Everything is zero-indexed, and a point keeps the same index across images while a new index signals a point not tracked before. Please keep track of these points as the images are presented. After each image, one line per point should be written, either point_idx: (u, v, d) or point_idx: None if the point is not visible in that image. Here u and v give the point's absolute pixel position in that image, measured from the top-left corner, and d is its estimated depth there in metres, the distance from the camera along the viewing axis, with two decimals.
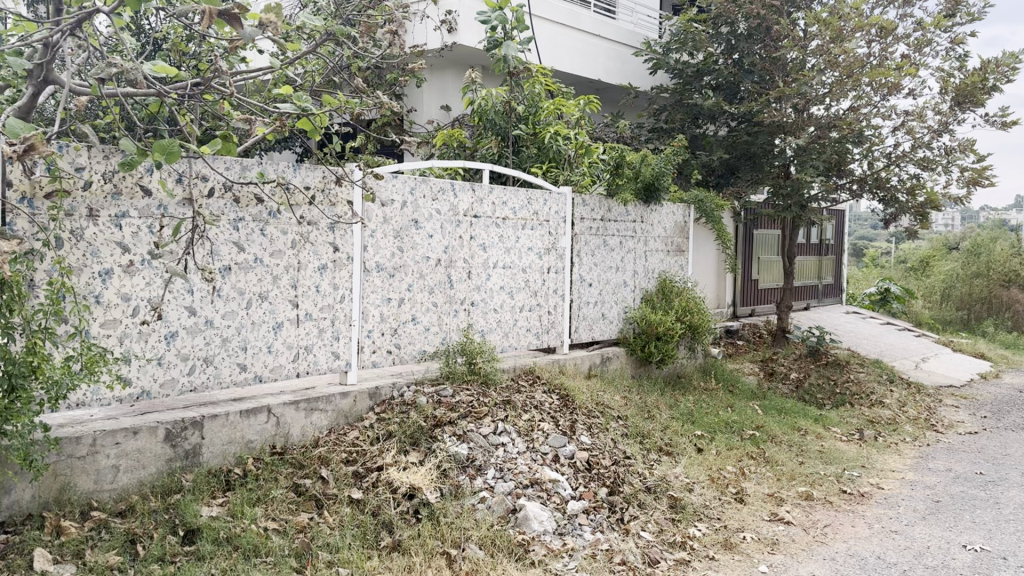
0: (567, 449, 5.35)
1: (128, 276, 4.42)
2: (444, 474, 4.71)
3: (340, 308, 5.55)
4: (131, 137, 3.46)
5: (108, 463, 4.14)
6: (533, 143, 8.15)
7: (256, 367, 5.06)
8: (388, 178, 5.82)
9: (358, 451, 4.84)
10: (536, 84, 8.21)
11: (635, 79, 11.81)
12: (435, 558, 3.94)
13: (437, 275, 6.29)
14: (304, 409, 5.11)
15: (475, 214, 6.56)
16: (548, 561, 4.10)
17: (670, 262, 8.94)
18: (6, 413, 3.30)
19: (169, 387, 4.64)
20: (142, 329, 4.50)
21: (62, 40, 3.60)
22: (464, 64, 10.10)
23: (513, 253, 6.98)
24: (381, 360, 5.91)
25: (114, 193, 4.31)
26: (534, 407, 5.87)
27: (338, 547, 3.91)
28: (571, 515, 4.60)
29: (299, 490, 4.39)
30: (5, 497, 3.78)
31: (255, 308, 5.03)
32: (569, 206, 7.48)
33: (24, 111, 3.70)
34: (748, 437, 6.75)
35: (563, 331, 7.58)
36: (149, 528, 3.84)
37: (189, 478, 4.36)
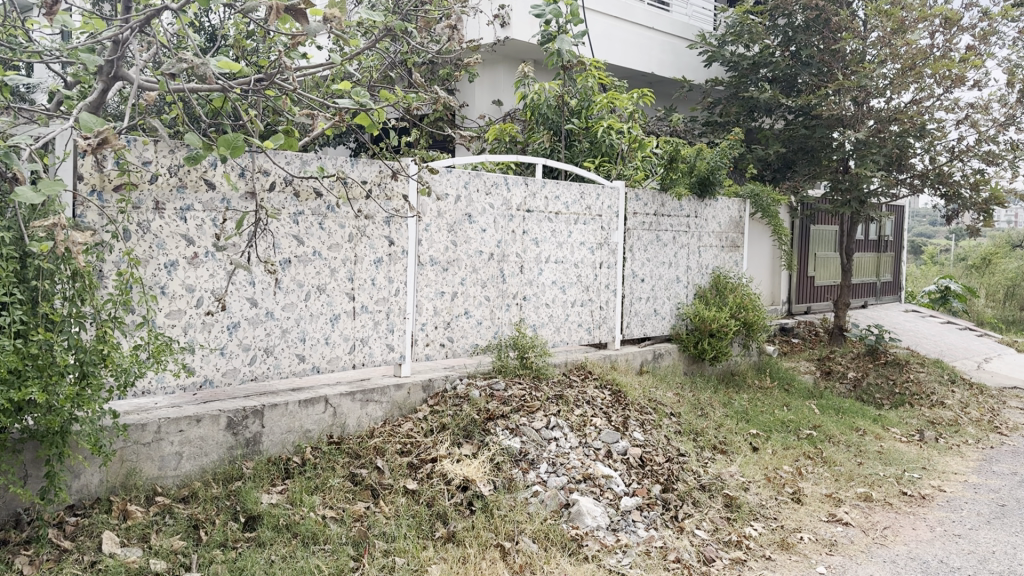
0: (620, 445, 5.33)
1: (193, 268, 4.53)
2: (497, 467, 4.72)
3: (395, 301, 5.60)
4: (197, 131, 3.54)
5: (171, 449, 4.25)
6: (585, 137, 8.10)
7: (314, 358, 5.14)
8: (443, 172, 5.85)
9: (412, 442, 4.88)
10: (589, 79, 8.07)
11: (689, 72, 11.66)
12: (489, 550, 3.96)
13: (490, 269, 6.31)
14: (359, 400, 5.17)
15: (528, 208, 6.56)
16: (602, 556, 4.09)
17: (725, 258, 8.83)
18: (78, 400, 3.38)
19: (231, 376, 4.74)
20: (206, 319, 4.61)
21: (132, 37, 3.69)
22: (516, 58, 10.09)
23: (566, 248, 6.96)
24: (434, 353, 5.95)
25: (179, 187, 4.42)
26: (587, 402, 5.86)
27: (394, 536, 3.95)
28: (625, 511, 4.58)
29: (356, 480, 4.46)
30: (75, 481, 3.91)
31: (314, 300, 5.11)
32: (622, 200, 7.42)
33: (95, 107, 3.81)
34: (805, 437, 6.63)
35: (615, 326, 7.54)
36: (211, 514, 3.94)
37: (249, 466, 4.45)
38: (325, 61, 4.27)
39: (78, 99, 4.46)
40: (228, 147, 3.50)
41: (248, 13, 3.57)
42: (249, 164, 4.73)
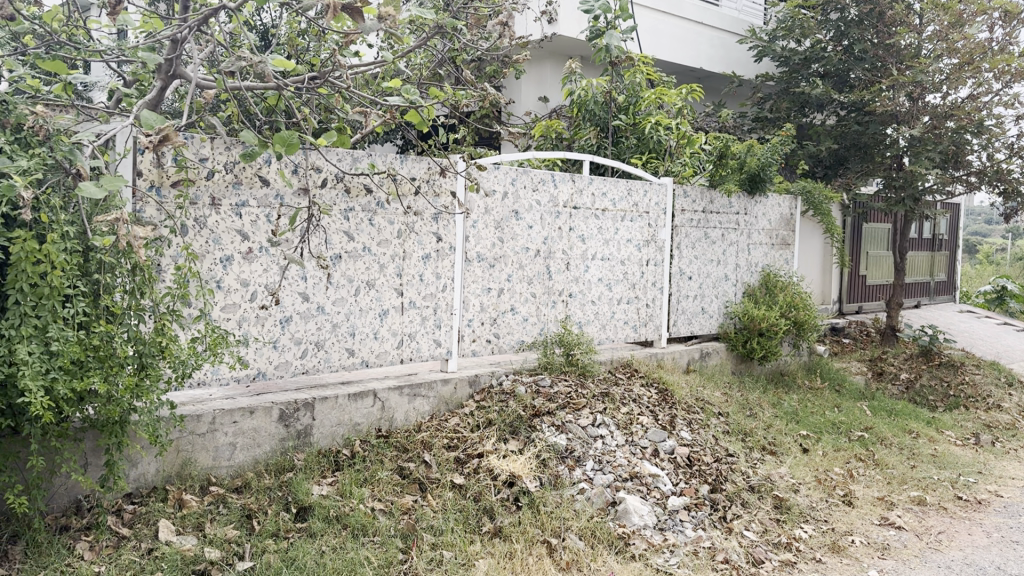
0: (667, 444, 5.30)
1: (248, 263, 4.61)
2: (543, 464, 4.72)
3: (442, 297, 5.64)
4: (253, 129, 3.61)
5: (225, 440, 4.34)
6: (633, 133, 8.02)
7: (363, 352, 5.20)
8: (491, 168, 5.87)
9: (458, 437, 4.91)
10: (636, 74, 7.99)
11: (739, 67, 11.51)
12: (536, 546, 3.97)
13: (537, 266, 6.31)
14: (407, 394, 5.22)
15: (575, 205, 6.54)
16: (649, 555, 4.07)
17: (775, 256, 8.71)
18: (138, 391, 3.47)
19: (283, 369, 4.82)
20: (259, 313, 4.69)
21: (189, 36, 3.76)
22: (564, 54, 10.07)
23: (613, 245, 6.92)
24: (480, 349, 5.97)
25: (235, 183, 4.51)
26: (634, 399, 5.83)
27: (442, 530, 3.98)
28: (672, 511, 4.55)
29: (404, 473, 4.50)
30: (132, 469, 4.01)
31: (363, 295, 5.17)
32: (670, 197, 7.36)
33: (154, 103, 3.89)
34: (856, 438, 6.51)
35: (661, 324, 7.48)
36: (264, 505, 4.01)
37: (300, 457, 4.53)
38: (377, 59, 4.32)
39: (136, 97, 4.56)
40: (283, 144, 3.56)
41: (305, 11, 3.62)
42: (302, 161, 4.80)
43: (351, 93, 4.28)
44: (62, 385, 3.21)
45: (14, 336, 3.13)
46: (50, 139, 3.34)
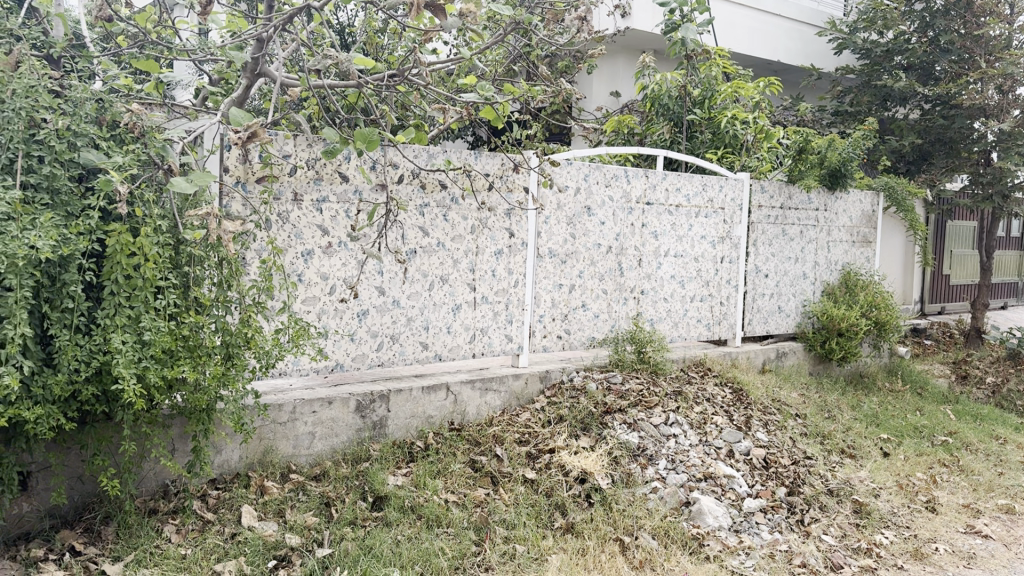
0: (742, 444, 5.22)
1: (327, 257, 4.72)
2: (615, 461, 4.70)
3: (514, 292, 5.66)
4: (333, 126, 3.70)
5: (305, 429, 4.46)
6: (708, 127, 7.86)
7: (436, 346, 5.27)
8: (564, 164, 5.85)
9: (530, 432, 4.93)
10: (712, 67, 7.82)
11: (818, 60, 11.25)
12: (609, 543, 3.96)
13: (608, 262, 6.26)
14: (479, 388, 5.26)
15: (648, 200, 6.47)
16: (724, 557, 4.01)
17: (855, 254, 8.47)
18: (224, 379, 3.60)
19: (360, 361, 4.93)
20: (338, 306, 4.80)
21: (274, 36, 3.85)
22: (637, 49, 10.01)
23: (687, 242, 6.83)
24: (551, 345, 5.96)
25: (316, 179, 4.61)
26: (708, 399, 5.77)
27: (514, 524, 4.01)
28: (748, 513, 4.48)
29: (476, 467, 4.54)
30: (217, 455, 4.16)
31: (437, 290, 5.24)
32: (746, 192, 7.22)
33: (240, 101, 3.99)
34: (940, 443, 6.29)
35: (736, 323, 7.36)
36: (341, 493, 4.10)
37: (376, 448, 4.61)
38: (454, 56, 4.39)
39: (222, 95, 4.70)
40: (364, 141, 3.66)
41: (386, 10, 3.70)
42: (380, 157, 4.88)
43: (428, 91, 4.35)
44: (153, 373, 3.33)
45: (109, 325, 3.26)
46: (144, 136, 3.47)
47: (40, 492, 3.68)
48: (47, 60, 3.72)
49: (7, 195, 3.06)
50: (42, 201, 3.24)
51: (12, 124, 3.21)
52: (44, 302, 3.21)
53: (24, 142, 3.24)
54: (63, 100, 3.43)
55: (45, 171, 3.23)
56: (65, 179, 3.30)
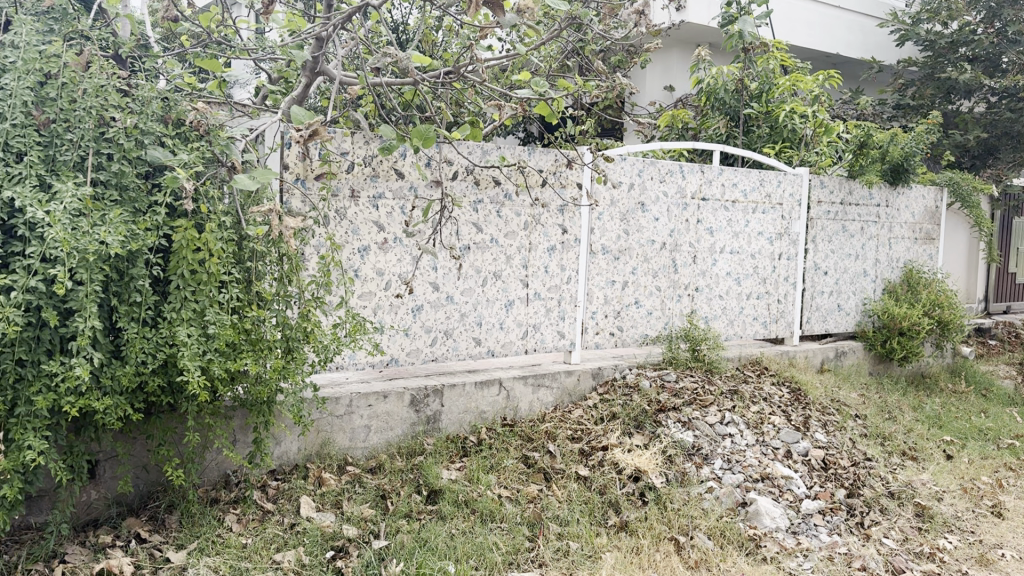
0: (800, 445, 5.14)
1: (383, 253, 4.77)
2: (670, 459, 4.66)
3: (567, 289, 5.65)
4: (390, 124, 3.80)
5: (361, 422, 4.52)
6: (765, 121, 7.68)
7: (489, 342, 5.29)
8: (618, 159, 5.81)
9: (583, 429, 4.92)
10: (770, 60, 7.64)
11: (879, 52, 11.01)
12: (664, 542, 3.93)
13: (663, 259, 6.21)
14: (532, 384, 5.26)
15: (704, 196, 6.40)
16: (781, 559, 3.95)
17: (918, 251, 8.25)
18: (284, 372, 3.67)
19: (414, 356, 4.98)
20: (394, 301, 4.85)
21: (333, 34, 3.91)
22: (692, 42, 9.91)
23: (743, 238, 6.74)
24: (604, 342, 5.92)
25: (372, 176, 4.67)
26: (764, 398, 5.69)
27: (568, 521, 4.01)
28: (806, 514, 4.42)
29: (529, 463, 4.55)
30: (276, 447, 4.25)
31: (490, 286, 5.26)
32: (805, 188, 7.09)
33: (299, 100, 4.05)
34: (1006, 446, 6.10)
35: (793, 321, 7.24)
36: (396, 486, 4.15)
37: (430, 442, 4.65)
38: (509, 53, 4.41)
39: (281, 93, 4.77)
40: (421, 138, 3.73)
41: (443, 7, 3.72)
42: (435, 154, 4.91)
43: (483, 87, 4.37)
44: (217, 366, 3.41)
45: (175, 319, 3.35)
46: (208, 135, 3.55)
47: (108, 480, 3.80)
48: (114, 59, 3.79)
49: (79, 192, 3.15)
50: (112, 197, 3.33)
51: (83, 123, 3.30)
52: (112, 296, 3.31)
53: (94, 140, 3.33)
54: (131, 99, 3.52)
55: (114, 168, 3.33)
56: (133, 176, 3.40)
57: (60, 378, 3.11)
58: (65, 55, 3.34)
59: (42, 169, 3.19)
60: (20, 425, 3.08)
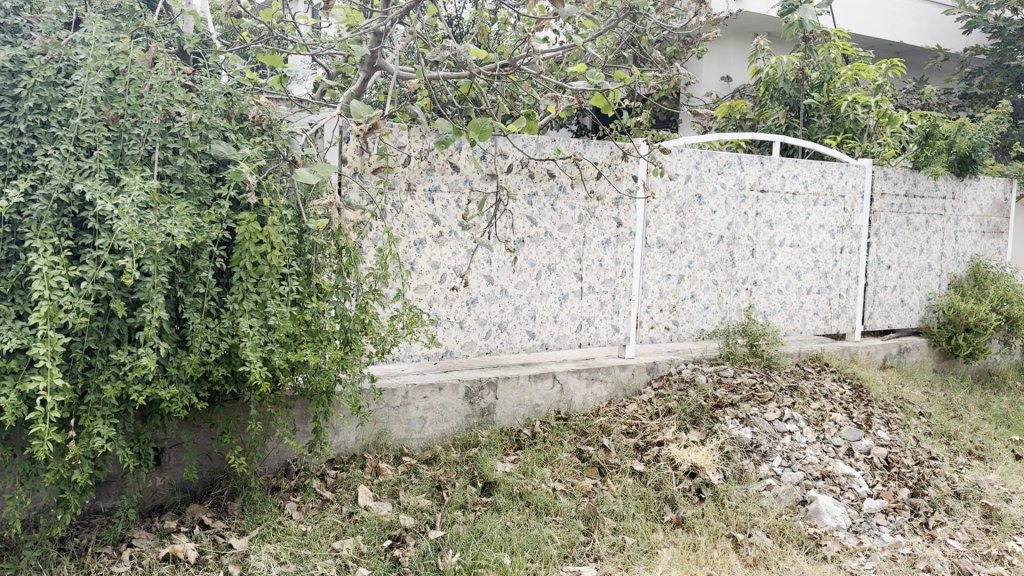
0: (862, 443, 5.03)
1: (439, 246, 4.81)
2: (727, 456, 4.61)
3: (622, 282, 5.61)
4: (447, 118, 3.82)
5: (416, 414, 4.56)
6: (826, 112, 7.51)
7: (543, 335, 5.29)
8: (675, 151, 5.74)
9: (638, 424, 4.88)
10: (831, 49, 7.46)
11: (945, 40, 10.68)
12: (721, 539, 3.89)
13: (720, 252, 6.12)
14: (586, 378, 5.23)
15: (763, 188, 6.28)
16: (843, 558, 3.87)
17: (985, 244, 8.00)
18: (343, 363, 3.72)
19: (469, 348, 5.01)
20: (449, 294, 4.89)
21: (390, 28, 3.94)
22: (750, 32, 9.76)
23: (803, 231, 6.61)
24: (659, 337, 5.86)
25: (428, 169, 4.70)
26: (825, 395, 5.58)
27: (623, 516, 3.99)
28: (868, 514, 4.32)
29: (583, 457, 4.54)
30: (335, 437, 4.31)
31: (544, 279, 5.26)
32: (868, 179, 6.92)
33: (357, 94, 4.11)
34: None
35: (855, 316, 7.07)
36: (452, 477, 4.18)
37: (484, 435, 4.67)
38: (565, 44, 4.39)
39: (339, 88, 4.83)
40: (477, 131, 3.75)
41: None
42: (490, 147, 4.92)
43: (539, 80, 4.36)
44: (279, 356, 3.47)
45: (238, 310, 3.42)
46: (271, 129, 3.62)
47: (173, 468, 3.89)
48: (180, 55, 3.87)
49: (146, 185, 3.22)
50: (178, 190, 3.41)
51: (150, 118, 3.38)
52: (178, 287, 3.39)
53: (160, 135, 3.41)
54: (196, 94, 3.59)
55: (179, 162, 3.41)
56: (198, 170, 3.47)
57: (127, 367, 3.19)
58: (132, 52, 3.41)
59: (110, 163, 3.28)
60: (89, 412, 3.18)
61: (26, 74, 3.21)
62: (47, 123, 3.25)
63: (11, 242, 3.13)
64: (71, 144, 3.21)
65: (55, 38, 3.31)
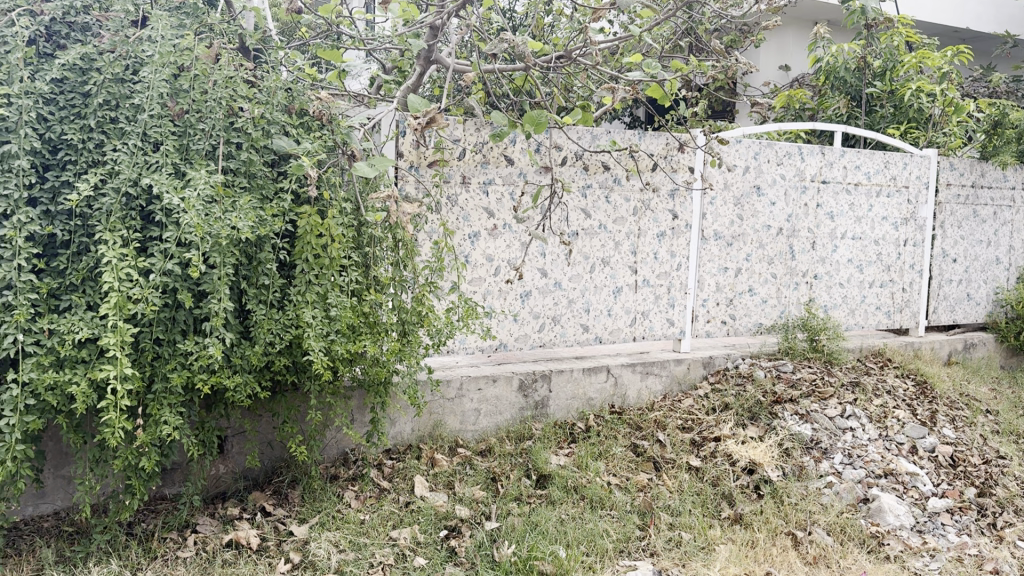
0: (927, 441, 4.91)
1: (493, 239, 4.82)
2: (786, 453, 4.55)
3: (677, 275, 5.55)
4: (503, 111, 3.82)
5: (470, 406, 4.59)
6: (889, 101, 7.32)
7: (596, 329, 5.28)
8: (733, 142, 5.66)
9: (694, 419, 4.84)
10: (895, 36, 7.25)
11: (1014, 25, 10.31)
12: (780, 537, 3.83)
13: (779, 245, 6.02)
14: (641, 371, 5.20)
15: (824, 179, 6.16)
16: (906, 558, 3.78)
17: None
18: (399, 354, 3.76)
19: (523, 341, 5.02)
20: (503, 287, 4.90)
21: (447, 22, 3.95)
22: (808, 17, 9.61)
23: (865, 223, 6.45)
24: (715, 331, 5.79)
25: (483, 162, 4.71)
26: (887, 391, 5.45)
27: (679, 511, 3.97)
28: (932, 513, 4.22)
29: (638, 451, 4.52)
30: (392, 427, 4.37)
31: (598, 272, 5.24)
32: (933, 170, 6.73)
33: (413, 88, 4.13)
34: None
35: (918, 311, 6.90)
36: (506, 469, 4.20)
37: (539, 427, 4.68)
38: (621, 35, 4.35)
39: (395, 82, 4.86)
40: (533, 124, 3.75)
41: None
42: (545, 140, 4.92)
43: (594, 72, 4.34)
44: (339, 347, 3.52)
45: (299, 301, 3.49)
46: (330, 124, 3.67)
47: (235, 455, 3.99)
48: (243, 51, 3.92)
49: (211, 179, 3.29)
50: (242, 184, 3.48)
51: (214, 113, 3.45)
52: (242, 279, 3.47)
53: (224, 130, 3.48)
54: (257, 90, 3.66)
55: (243, 156, 3.48)
56: (260, 165, 3.54)
57: (193, 357, 3.27)
58: (197, 48, 3.47)
59: (176, 157, 3.35)
60: (156, 401, 3.27)
61: (96, 72, 3.30)
62: (116, 119, 3.34)
63: (82, 234, 3.23)
64: (139, 138, 3.29)
65: (123, 35, 3.38)
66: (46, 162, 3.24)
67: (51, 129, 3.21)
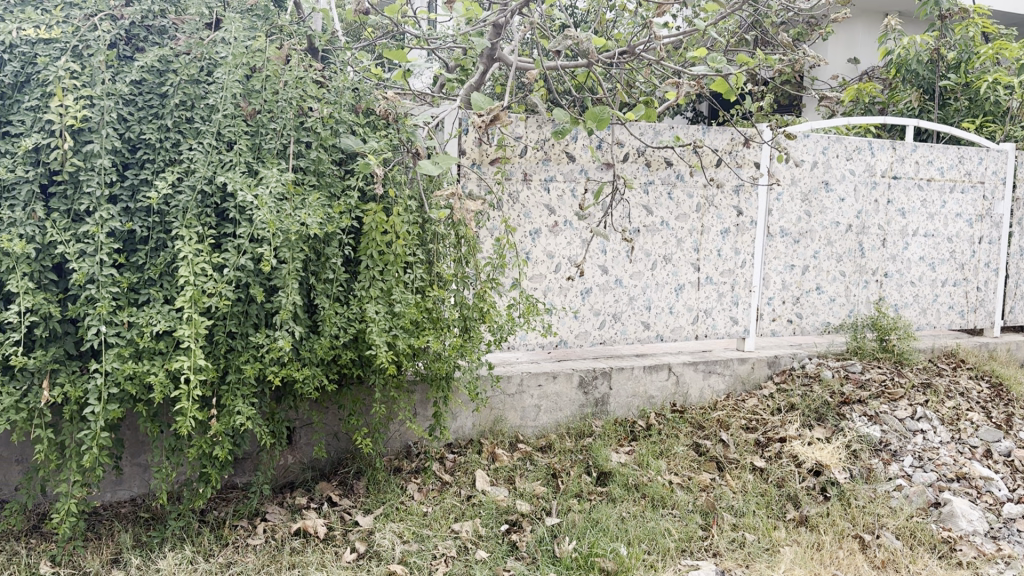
0: (1002, 445, 4.76)
1: (554, 235, 4.83)
2: (854, 455, 4.45)
3: (741, 273, 5.48)
4: (566, 108, 3.82)
5: (531, 402, 4.61)
6: (964, 94, 7.13)
7: (658, 326, 5.24)
8: (800, 137, 5.55)
9: (758, 419, 4.78)
10: (970, 27, 7.03)
11: None
12: (847, 540, 3.76)
13: (847, 242, 5.89)
14: (703, 370, 5.14)
15: (894, 174, 6.00)
16: (979, 564, 3.67)
17: None
18: (462, 349, 3.80)
19: (583, 338, 5.01)
20: (564, 284, 4.91)
21: (510, 20, 3.97)
22: (879, 10, 9.37)
23: (938, 220, 6.27)
24: (781, 330, 5.69)
25: (544, 159, 4.72)
26: (961, 394, 5.29)
27: (743, 512, 3.92)
28: (1008, 520, 4.08)
29: (700, 450, 4.48)
30: (453, 421, 4.42)
31: (660, 270, 5.20)
32: (1011, 164, 6.49)
33: (477, 86, 4.17)
34: None
35: (994, 311, 6.67)
36: (567, 466, 4.20)
37: (599, 425, 4.67)
38: (685, 29, 4.31)
39: (458, 80, 4.91)
40: (595, 120, 3.75)
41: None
42: (607, 136, 4.91)
43: (657, 67, 4.31)
44: (403, 341, 3.57)
45: (365, 297, 3.55)
46: (396, 123, 3.73)
47: (303, 446, 4.09)
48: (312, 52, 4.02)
49: (282, 177, 3.37)
50: (311, 182, 3.56)
51: (285, 113, 3.54)
52: (310, 274, 3.55)
53: (295, 129, 3.56)
54: (326, 89, 3.74)
55: (312, 155, 3.56)
56: (329, 163, 3.62)
57: (264, 350, 3.36)
58: (268, 50, 3.55)
59: (249, 156, 3.44)
60: (229, 392, 3.37)
61: (172, 74, 3.41)
62: (192, 119, 3.45)
63: (159, 231, 3.35)
64: (213, 138, 3.39)
65: (198, 38, 3.48)
66: (126, 161, 3.36)
67: (131, 129, 3.33)
